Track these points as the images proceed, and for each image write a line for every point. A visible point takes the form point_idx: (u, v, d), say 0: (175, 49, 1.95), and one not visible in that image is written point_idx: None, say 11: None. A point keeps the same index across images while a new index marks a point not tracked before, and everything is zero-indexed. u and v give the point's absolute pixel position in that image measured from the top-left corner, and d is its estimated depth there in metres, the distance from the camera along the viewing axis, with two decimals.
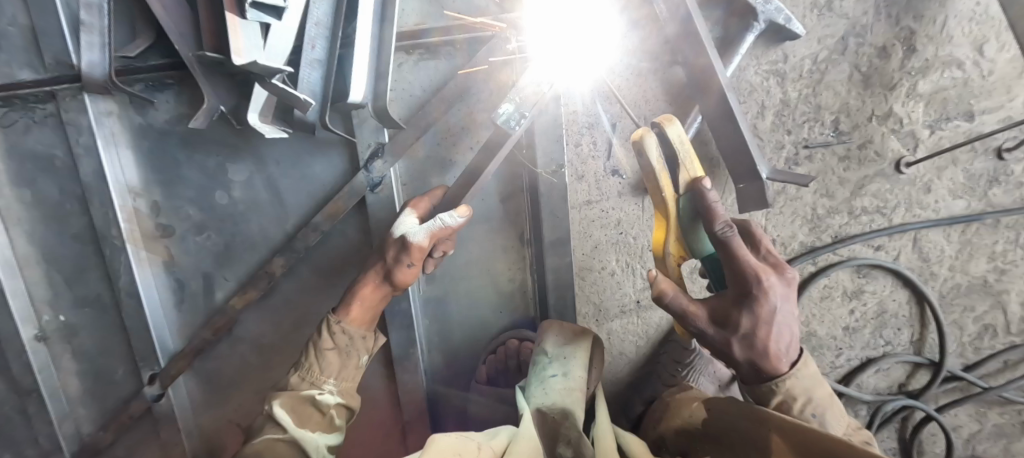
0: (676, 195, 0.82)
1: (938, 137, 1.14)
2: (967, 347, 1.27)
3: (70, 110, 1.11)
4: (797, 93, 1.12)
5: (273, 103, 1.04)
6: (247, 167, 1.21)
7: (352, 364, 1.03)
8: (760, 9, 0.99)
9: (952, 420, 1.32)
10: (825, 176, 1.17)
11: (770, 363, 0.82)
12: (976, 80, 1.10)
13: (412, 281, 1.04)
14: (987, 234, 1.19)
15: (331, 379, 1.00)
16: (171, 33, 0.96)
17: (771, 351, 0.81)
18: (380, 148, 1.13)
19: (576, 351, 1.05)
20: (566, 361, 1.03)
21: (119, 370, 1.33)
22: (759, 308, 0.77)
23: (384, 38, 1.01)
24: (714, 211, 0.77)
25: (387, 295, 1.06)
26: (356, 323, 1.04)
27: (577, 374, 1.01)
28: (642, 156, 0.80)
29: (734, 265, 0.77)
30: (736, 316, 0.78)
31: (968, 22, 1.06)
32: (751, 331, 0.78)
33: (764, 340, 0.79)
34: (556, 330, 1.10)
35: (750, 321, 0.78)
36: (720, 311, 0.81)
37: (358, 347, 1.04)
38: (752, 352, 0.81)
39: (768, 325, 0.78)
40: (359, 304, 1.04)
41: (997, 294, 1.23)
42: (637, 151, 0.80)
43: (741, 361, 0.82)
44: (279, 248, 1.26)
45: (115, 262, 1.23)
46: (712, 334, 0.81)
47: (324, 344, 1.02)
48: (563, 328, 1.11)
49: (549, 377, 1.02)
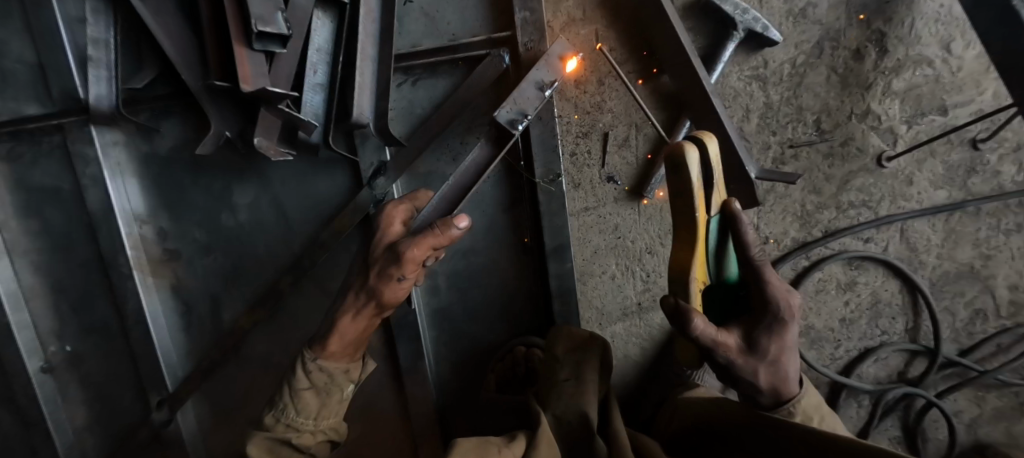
0: (709, 216, 0.79)
1: (915, 132, 1.19)
2: (961, 333, 1.30)
3: (77, 141, 1.15)
4: (780, 96, 1.17)
5: (279, 127, 1.06)
6: (252, 189, 1.24)
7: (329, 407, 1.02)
8: (738, 19, 1.07)
9: (953, 406, 1.34)
10: (811, 173, 1.22)
11: (787, 385, 0.86)
12: (946, 77, 1.16)
13: (402, 299, 0.97)
14: (969, 222, 1.24)
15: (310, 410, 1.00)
16: (179, 66, 1.01)
17: (788, 373, 0.85)
18: (382, 167, 1.17)
19: (585, 355, 1.08)
20: (576, 364, 1.06)
21: (126, 395, 1.34)
22: (785, 331, 0.81)
23: (382, 60, 1.06)
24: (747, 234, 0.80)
25: (370, 320, 1.00)
26: (332, 359, 1.00)
27: (589, 378, 1.02)
28: (680, 172, 0.72)
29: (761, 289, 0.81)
30: (764, 340, 0.81)
31: (934, 22, 1.13)
32: (776, 355, 0.82)
33: (785, 362, 0.83)
34: (566, 337, 1.13)
35: (775, 343, 0.81)
36: (744, 338, 0.82)
37: (337, 385, 1.01)
38: (775, 376, 0.83)
39: (788, 348, 0.83)
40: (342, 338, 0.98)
41: (984, 280, 1.27)
42: (675, 165, 0.72)
43: (765, 388, 0.84)
44: (285, 268, 1.28)
45: (121, 288, 1.25)
46: (740, 363, 0.80)
47: (301, 384, 0.99)
48: (571, 334, 1.13)
49: (560, 382, 1.04)
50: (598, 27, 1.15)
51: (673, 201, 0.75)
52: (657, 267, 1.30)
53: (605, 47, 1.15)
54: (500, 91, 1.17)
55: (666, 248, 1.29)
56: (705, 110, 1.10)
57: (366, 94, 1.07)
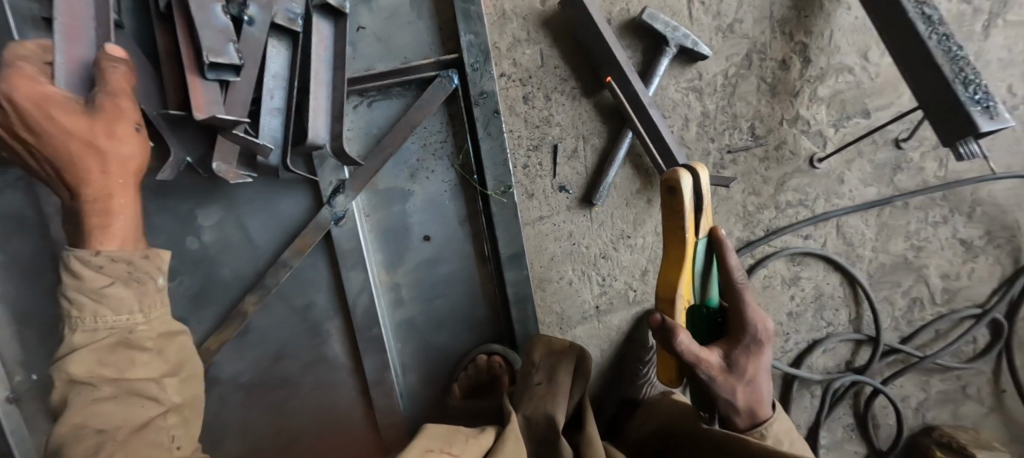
0: (697, 238, 0.86)
1: (842, 134, 1.28)
2: (901, 321, 1.38)
3: None
4: (715, 105, 1.25)
5: (235, 150, 1.10)
6: (216, 211, 1.27)
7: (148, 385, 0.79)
8: (669, 36, 1.15)
9: (899, 391, 1.41)
10: (750, 176, 1.29)
11: (760, 407, 0.91)
12: (866, 82, 1.26)
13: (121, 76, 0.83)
14: (899, 216, 1.32)
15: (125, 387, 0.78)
16: None
17: (761, 394, 0.91)
18: (341, 185, 1.22)
19: (560, 362, 1.11)
20: (551, 368, 1.10)
21: None
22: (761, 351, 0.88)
23: (335, 85, 1.12)
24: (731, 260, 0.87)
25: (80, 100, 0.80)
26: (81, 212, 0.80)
27: (562, 380, 1.07)
28: (674, 195, 0.81)
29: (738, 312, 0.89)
30: (742, 359, 0.88)
31: (851, 33, 1.23)
32: (752, 374, 0.88)
33: (758, 383, 0.89)
34: (544, 344, 1.16)
35: (751, 364, 0.88)
36: (724, 356, 0.88)
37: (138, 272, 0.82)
38: (748, 395, 0.90)
39: (761, 369, 0.89)
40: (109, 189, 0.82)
41: (918, 269, 1.35)
42: (669, 190, 0.82)
43: (741, 404, 0.90)
44: (251, 286, 1.31)
45: None
46: (720, 378, 0.86)
47: (96, 315, 0.78)
48: (550, 342, 1.17)
49: (534, 385, 1.08)
50: (541, 47, 1.22)
51: (665, 221, 0.84)
52: (612, 271, 1.36)
53: (549, 65, 1.23)
54: (452, 110, 1.23)
55: (619, 253, 1.34)
56: (645, 122, 1.16)
57: (321, 116, 1.12)
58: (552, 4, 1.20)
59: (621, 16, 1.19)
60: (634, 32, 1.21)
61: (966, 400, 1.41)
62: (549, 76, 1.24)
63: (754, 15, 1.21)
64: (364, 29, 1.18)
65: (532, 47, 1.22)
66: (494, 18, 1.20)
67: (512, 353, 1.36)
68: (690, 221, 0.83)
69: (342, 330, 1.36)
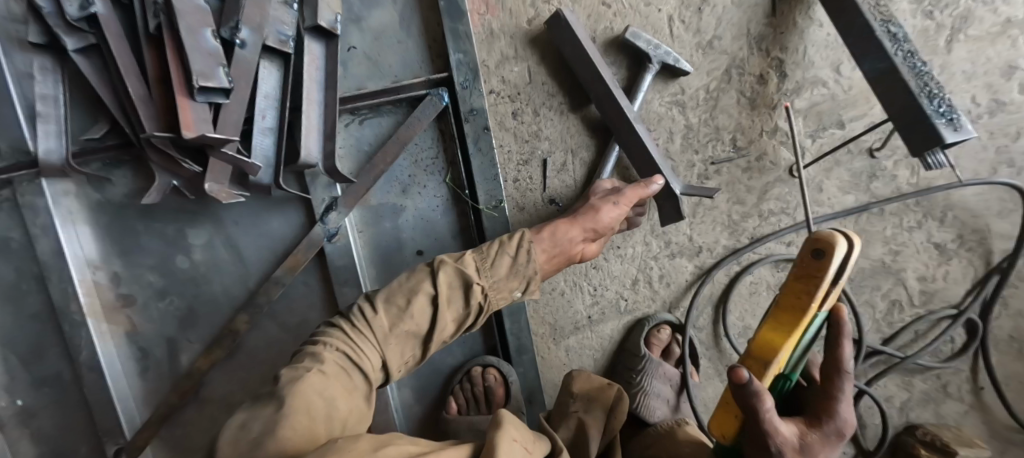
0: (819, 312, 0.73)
1: (819, 144, 1.33)
2: (881, 323, 1.43)
3: (26, 194, 1.16)
4: (698, 118, 1.30)
5: (227, 171, 1.11)
6: (206, 231, 1.28)
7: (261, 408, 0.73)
8: (652, 53, 1.20)
9: (882, 391, 1.46)
10: (732, 186, 1.34)
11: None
12: (841, 95, 1.31)
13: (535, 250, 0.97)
14: (875, 222, 1.38)
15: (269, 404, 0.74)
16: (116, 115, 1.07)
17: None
18: (334, 202, 1.23)
19: (597, 395, 1.14)
20: (588, 401, 1.13)
21: (81, 449, 1.33)
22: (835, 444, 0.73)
23: (327, 103, 1.14)
24: (846, 343, 0.71)
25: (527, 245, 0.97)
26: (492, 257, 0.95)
27: (598, 414, 1.09)
28: (821, 258, 0.70)
29: (830, 391, 0.73)
30: (816, 447, 0.72)
31: (824, 49, 1.28)
32: None
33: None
34: (583, 380, 1.19)
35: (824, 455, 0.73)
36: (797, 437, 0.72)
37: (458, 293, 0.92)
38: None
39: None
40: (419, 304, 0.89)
41: (896, 273, 1.41)
42: (819, 251, 0.70)
43: None
44: (242, 306, 1.31)
45: (75, 338, 1.24)
46: None
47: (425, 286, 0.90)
48: (589, 379, 1.19)
49: (571, 413, 1.12)
50: (528, 64, 1.25)
51: (795, 278, 0.72)
52: (603, 281, 1.38)
53: (536, 81, 1.26)
54: (442, 126, 1.26)
55: (609, 263, 1.37)
56: (631, 137, 1.19)
57: (313, 135, 1.14)
58: (539, 22, 1.24)
59: (606, 34, 1.25)
60: (618, 49, 1.26)
61: (947, 399, 1.46)
62: (538, 91, 1.27)
63: (732, 32, 1.26)
64: (355, 48, 1.20)
65: (521, 63, 1.25)
66: (482, 37, 1.25)
67: (507, 365, 1.35)
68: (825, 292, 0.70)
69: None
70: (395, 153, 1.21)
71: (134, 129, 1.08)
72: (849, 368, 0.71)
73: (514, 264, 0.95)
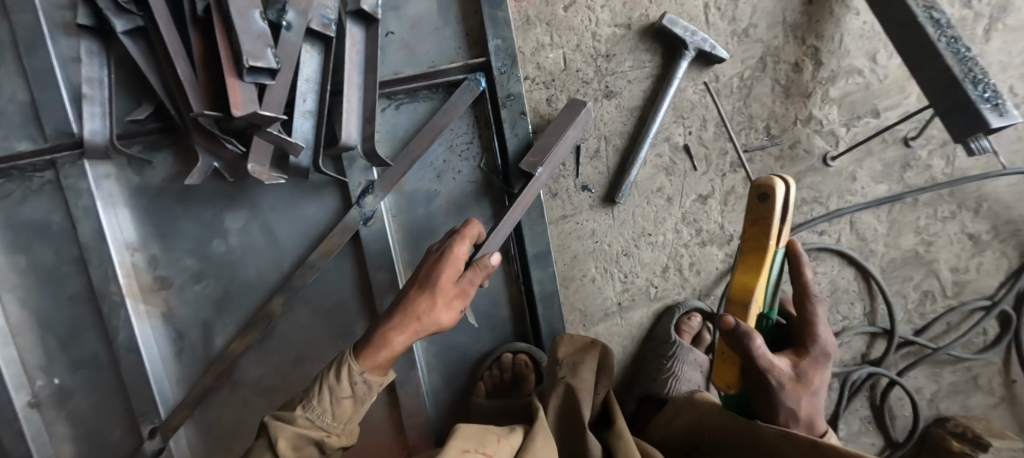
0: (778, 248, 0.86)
1: (853, 133, 1.33)
2: (913, 314, 1.41)
3: (70, 176, 1.19)
4: (732, 107, 1.30)
5: (269, 151, 1.13)
6: (242, 214, 1.29)
7: (343, 403, 0.96)
8: (688, 40, 1.21)
9: (913, 383, 1.43)
10: (765, 174, 1.34)
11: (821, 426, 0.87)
12: (875, 84, 1.31)
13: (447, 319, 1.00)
14: (909, 212, 1.37)
15: (348, 393, 0.96)
16: (162, 97, 1.10)
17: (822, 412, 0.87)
18: (370, 185, 1.24)
19: (584, 358, 1.13)
20: (574, 365, 1.12)
21: (117, 428, 1.35)
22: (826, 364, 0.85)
23: (367, 87, 1.16)
24: (806, 269, 0.87)
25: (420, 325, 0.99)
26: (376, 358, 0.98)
27: (585, 376, 1.08)
28: (766, 202, 0.82)
29: (811, 320, 0.86)
30: (810, 371, 0.83)
31: (859, 38, 1.28)
32: (818, 389, 0.83)
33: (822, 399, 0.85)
34: (568, 343, 1.19)
35: (821, 378, 0.84)
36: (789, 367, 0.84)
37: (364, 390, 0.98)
38: (812, 414, 0.85)
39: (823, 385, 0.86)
40: (407, 333, 0.98)
41: (928, 264, 1.39)
42: (763, 196, 0.82)
43: (802, 417, 0.83)
44: (276, 288, 1.32)
45: (113, 318, 1.26)
46: (788, 388, 0.81)
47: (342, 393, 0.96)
48: (574, 340, 1.20)
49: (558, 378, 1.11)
50: (564, 51, 1.26)
51: (751, 227, 0.84)
52: (634, 268, 1.39)
53: (572, 67, 1.27)
54: (477, 113, 1.28)
55: (641, 251, 1.38)
56: None
57: (353, 118, 1.16)
58: (575, 10, 1.25)
59: (641, 21, 1.26)
60: (652, 36, 1.27)
61: (977, 391, 1.44)
62: (572, 77, 1.28)
63: (767, 20, 1.26)
64: (393, 33, 1.21)
65: (557, 49, 1.26)
66: (519, 24, 1.25)
67: (538, 351, 1.38)
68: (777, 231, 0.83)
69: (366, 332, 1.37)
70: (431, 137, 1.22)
71: (180, 111, 1.11)
72: (814, 289, 0.85)
73: (355, 401, 0.97)
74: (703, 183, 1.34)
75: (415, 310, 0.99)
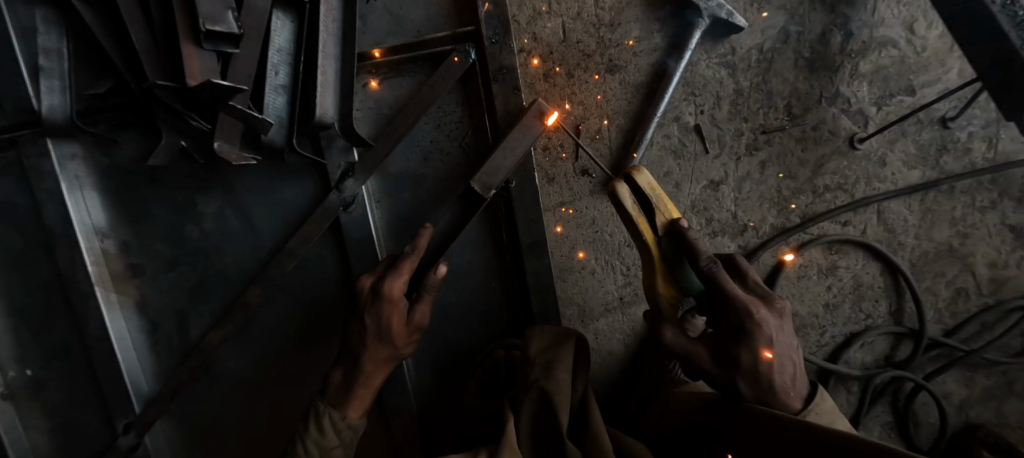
0: (658, 236, 0.96)
1: (885, 112, 1.24)
2: (944, 312, 1.29)
3: (31, 156, 1.07)
4: (750, 82, 1.25)
5: (238, 129, 1.03)
6: (217, 199, 1.21)
7: (332, 453, 1.03)
8: (703, 6, 1.16)
9: (940, 387, 1.30)
10: (786, 157, 1.27)
11: (779, 398, 0.87)
12: (912, 56, 1.22)
13: (384, 355, 1.07)
14: (945, 201, 1.25)
15: (335, 443, 1.03)
16: (116, 59, 0.98)
17: (776, 384, 0.87)
18: (350, 167, 1.16)
19: (558, 354, 1.05)
20: (548, 364, 1.03)
21: (92, 422, 1.22)
22: (754, 340, 0.86)
23: (346, 57, 1.06)
24: (690, 240, 0.91)
25: (371, 384, 1.08)
26: (349, 410, 1.06)
27: (559, 376, 1.00)
28: (620, 205, 0.95)
29: (727, 300, 0.87)
30: (736, 353, 0.87)
31: (895, 5, 1.20)
32: (753, 367, 0.86)
33: (766, 373, 0.86)
34: (539, 334, 1.12)
35: (749, 356, 0.86)
36: (720, 351, 0.90)
37: (344, 437, 1.05)
38: (759, 388, 0.87)
39: (769, 357, 0.86)
40: (375, 376, 1.08)
41: (964, 258, 1.27)
42: (614, 201, 0.95)
43: (748, 394, 0.88)
44: (253, 277, 1.24)
45: (82, 310, 1.17)
46: (717, 372, 0.89)
47: (330, 443, 1.03)
48: (546, 331, 1.12)
49: (532, 382, 1.01)
50: (562, 20, 1.23)
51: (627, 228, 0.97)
52: (635, 261, 1.36)
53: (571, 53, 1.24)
54: (468, 87, 1.23)
55: None
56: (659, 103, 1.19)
57: (330, 93, 1.07)
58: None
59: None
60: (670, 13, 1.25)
61: (1013, 397, 1.31)
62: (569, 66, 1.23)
63: None
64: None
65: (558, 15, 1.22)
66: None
67: None
68: (642, 223, 0.96)
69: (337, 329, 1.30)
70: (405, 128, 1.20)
71: (139, 81, 1.00)
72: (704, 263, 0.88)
73: (320, 441, 1.03)
74: (717, 166, 1.28)
75: (373, 357, 1.06)
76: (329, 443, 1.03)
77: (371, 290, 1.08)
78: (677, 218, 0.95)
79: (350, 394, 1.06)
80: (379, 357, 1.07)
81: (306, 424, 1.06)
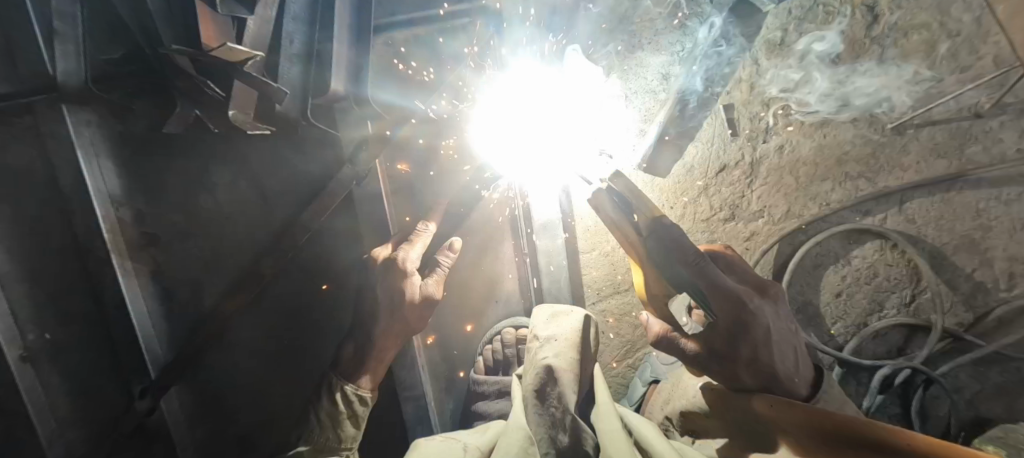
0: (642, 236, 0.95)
1: (915, 98, 1.20)
2: (960, 306, 1.25)
3: (48, 122, 1.05)
4: (771, 64, 1.30)
5: (253, 98, 1.01)
6: (230, 170, 1.23)
7: (346, 424, 1.05)
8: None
9: (953, 382, 1.27)
10: (804, 142, 1.29)
11: (783, 385, 0.87)
12: (944, 40, 1.16)
13: (394, 332, 1.08)
14: (969, 193, 1.21)
15: (348, 414, 1.06)
16: None
17: (780, 371, 0.86)
18: (365, 141, 1.14)
19: (564, 333, 1.06)
20: (554, 343, 1.05)
21: (108, 387, 1.21)
22: (752, 331, 0.84)
23: (363, 28, 1.09)
24: (671, 233, 0.88)
25: (383, 360, 1.09)
26: (360, 382, 1.07)
27: (567, 354, 1.02)
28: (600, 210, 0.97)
29: (720, 293, 0.85)
30: (735, 347, 0.86)
31: None
32: (752, 357, 0.86)
33: (768, 361, 0.85)
34: (547, 315, 1.14)
35: (748, 346, 0.85)
36: (717, 344, 0.89)
37: (356, 409, 1.06)
38: (762, 376, 0.87)
39: (767, 346, 0.85)
40: (387, 350, 1.09)
41: (984, 253, 1.21)
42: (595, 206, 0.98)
43: (750, 383, 0.88)
44: (267, 247, 1.24)
45: (101, 274, 1.16)
46: (716, 365, 0.89)
47: (342, 414, 1.05)
48: (553, 311, 1.15)
49: (542, 360, 1.02)
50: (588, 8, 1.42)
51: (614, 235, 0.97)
52: None
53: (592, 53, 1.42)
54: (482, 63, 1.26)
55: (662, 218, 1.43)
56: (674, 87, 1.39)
57: (344, 65, 1.07)
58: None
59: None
60: None
61: None
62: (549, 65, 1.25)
63: None
64: None
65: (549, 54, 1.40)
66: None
67: None
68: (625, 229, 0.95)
69: (341, 305, 1.31)
70: (407, 114, 1.19)
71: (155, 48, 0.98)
72: (689, 257, 0.86)
73: (332, 409, 1.05)
74: (731, 152, 1.34)
75: (385, 332, 1.07)
76: (342, 412, 1.05)
77: (383, 264, 1.09)
78: (660, 215, 0.91)
79: (362, 368, 1.08)
80: (389, 333, 1.08)
81: (319, 395, 1.07)
